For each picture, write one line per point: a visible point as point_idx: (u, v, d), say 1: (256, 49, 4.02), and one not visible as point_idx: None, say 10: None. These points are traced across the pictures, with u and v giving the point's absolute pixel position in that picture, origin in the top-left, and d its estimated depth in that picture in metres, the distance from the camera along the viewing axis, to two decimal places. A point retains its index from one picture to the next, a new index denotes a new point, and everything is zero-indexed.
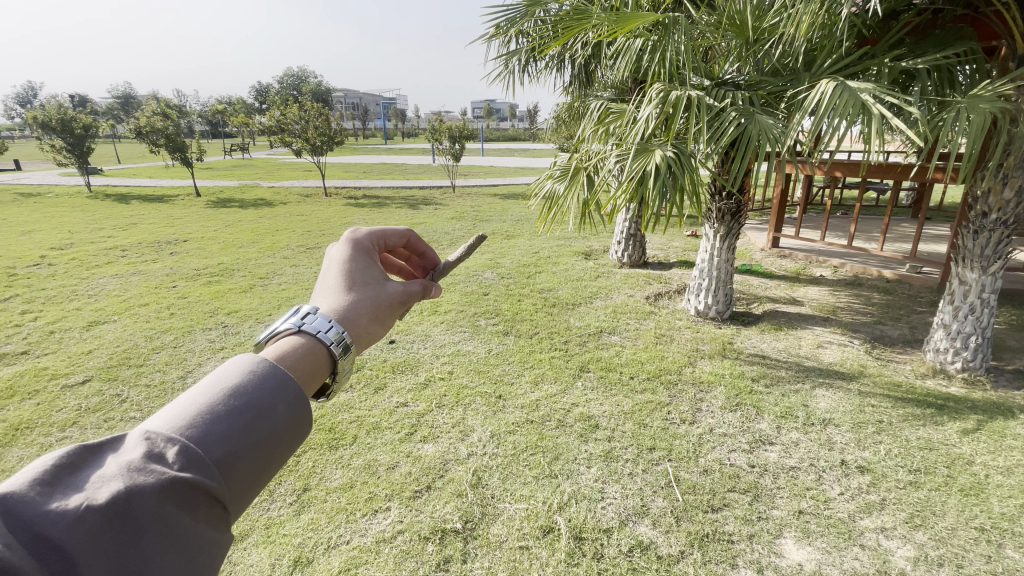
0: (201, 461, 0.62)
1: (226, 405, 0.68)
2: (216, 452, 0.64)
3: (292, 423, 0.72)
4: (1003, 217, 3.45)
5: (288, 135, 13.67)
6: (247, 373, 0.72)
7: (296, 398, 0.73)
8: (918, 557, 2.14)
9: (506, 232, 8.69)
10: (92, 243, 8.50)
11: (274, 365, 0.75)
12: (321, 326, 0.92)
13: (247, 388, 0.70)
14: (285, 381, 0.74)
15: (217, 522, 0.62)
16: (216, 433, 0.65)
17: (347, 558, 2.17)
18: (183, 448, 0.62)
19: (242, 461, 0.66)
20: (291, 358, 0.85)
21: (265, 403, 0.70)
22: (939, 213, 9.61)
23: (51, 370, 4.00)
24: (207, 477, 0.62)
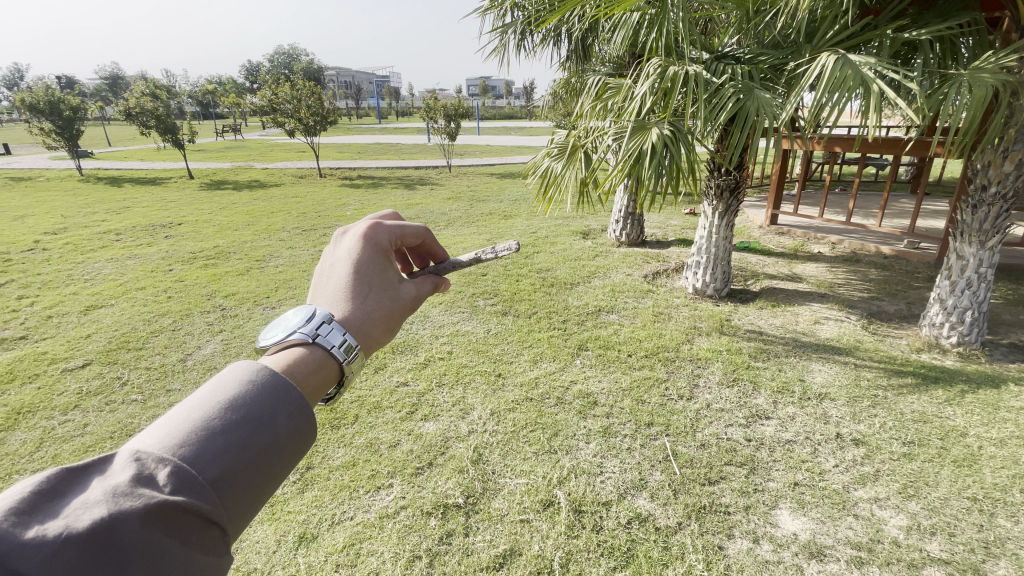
0: (195, 481, 0.60)
1: (220, 420, 0.66)
2: (210, 472, 0.61)
3: (292, 435, 0.71)
4: (1003, 191, 3.44)
5: (280, 115, 13.44)
6: (242, 386, 0.71)
7: (298, 407, 0.72)
8: (910, 527, 2.19)
9: (503, 212, 8.63)
10: (86, 227, 8.42)
11: (275, 375, 0.74)
12: (333, 341, 0.89)
13: (244, 401, 0.69)
14: (284, 391, 0.73)
15: (212, 548, 0.60)
16: (209, 451, 0.63)
17: (351, 533, 2.21)
18: (174, 469, 0.59)
19: (238, 479, 0.64)
20: (300, 374, 0.83)
21: (263, 415, 0.69)
22: (938, 187, 9.57)
23: (51, 354, 4.01)
24: (202, 500, 0.59)
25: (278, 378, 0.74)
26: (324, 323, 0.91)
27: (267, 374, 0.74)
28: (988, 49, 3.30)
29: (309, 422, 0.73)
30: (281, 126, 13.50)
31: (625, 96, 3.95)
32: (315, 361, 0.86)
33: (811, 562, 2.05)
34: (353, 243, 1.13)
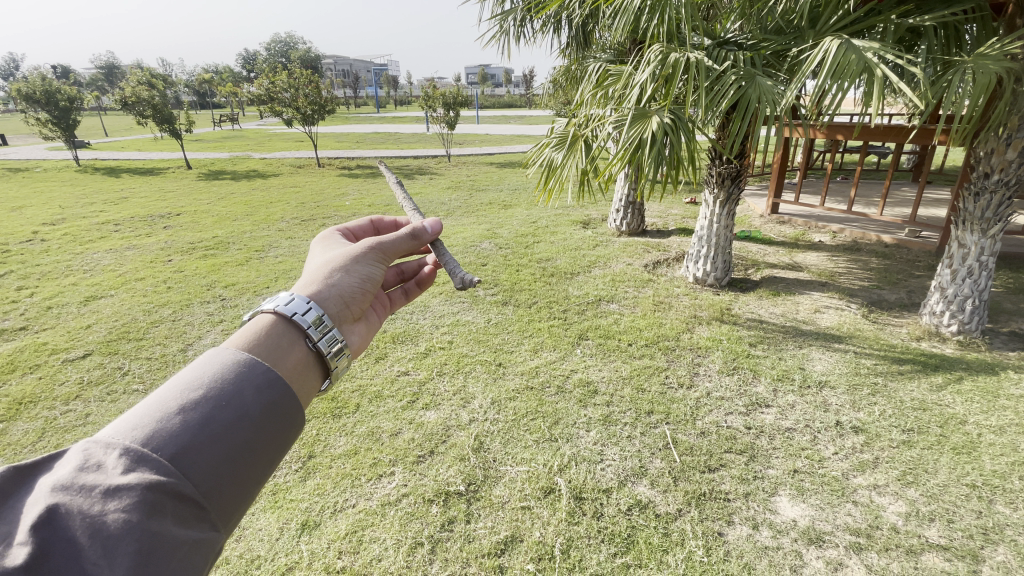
0: (154, 460, 0.66)
1: (179, 404, 0.73)
2: (169, 450, 0.68)
3: (254, 411, 0.77)
4: (1005, 178, 3.41)
5: (278, 104, 13.32)
6: (202, 373, 0.79)
7: (262, 385, 0.80)
8: (909, 513, 2.20)
9: (503, 202, 8.59)
10: (84, 218, 8.37)
11: (235, 357, 0.83)
12: (296, 308, 1.05)
13: (201, 386, 0.76)
14: (244, 372, 0.80)
15: (182, 520, 0.66)
16: (168, 433, 0.69)
17: (353, 521, 2.23)
18: (133, 451, 0.66)
19: (200, 455, 0.70)
20: (268, 340, 0.97)
21: (222, 396, 0.75)
22: (940, 176, 9.52)
23: (51, 345, 4.01)
24: (165, 475, 0.66)
25: (238, 361, 0.82)
26: (286, 295, 1.06)
27: (226, 359, 0.82)
28: (993, 34, 3.26)
29: (272, 395, 0.80)
30: (279, 115, 13.38)
31: (626, 84, 3.91)
32: (280, 327, 1.00)
33: (811, 548, 2.07)
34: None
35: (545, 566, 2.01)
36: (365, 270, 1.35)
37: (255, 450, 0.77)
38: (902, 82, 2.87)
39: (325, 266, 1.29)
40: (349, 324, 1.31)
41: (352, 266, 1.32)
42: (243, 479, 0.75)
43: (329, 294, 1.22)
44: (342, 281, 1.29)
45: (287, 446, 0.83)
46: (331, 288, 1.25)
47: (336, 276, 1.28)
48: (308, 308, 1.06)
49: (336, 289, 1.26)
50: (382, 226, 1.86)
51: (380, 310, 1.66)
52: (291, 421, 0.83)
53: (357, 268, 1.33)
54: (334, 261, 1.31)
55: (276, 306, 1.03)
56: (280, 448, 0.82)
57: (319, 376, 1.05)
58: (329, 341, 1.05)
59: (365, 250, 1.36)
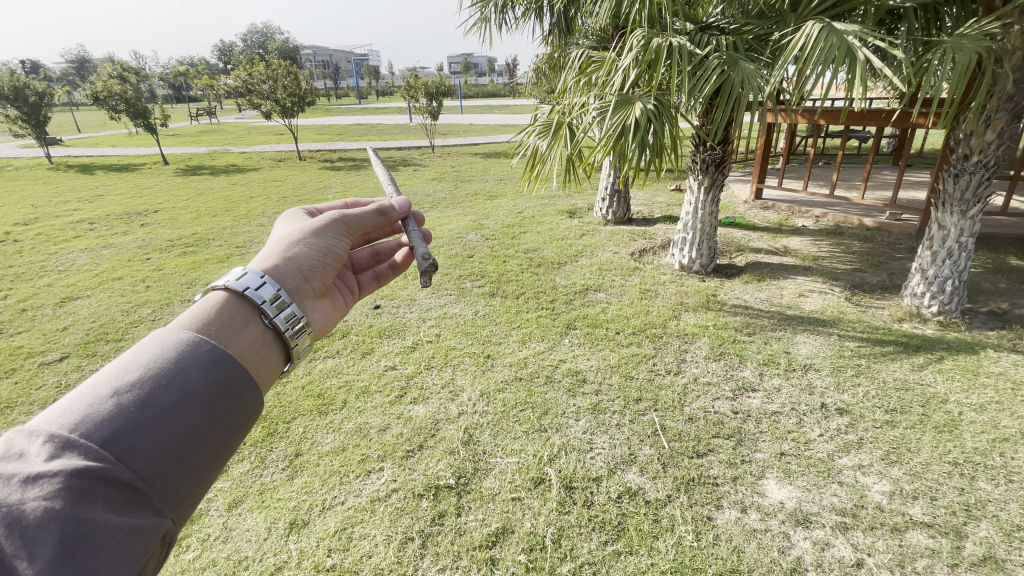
0: (82, 445, 0.63)
1: (114, 388, 0.70)
2: (103, 434, 0.64)
3: (200, 391, 0.74)
4: (983, 160, 3.46)
5: (256, 96, 13.00)
6: (142, 354, 0.76)
7: (209, 363, 0.77)
8: (894, 492, 2.24)
9: (488, 193, 8.51)
10: (57, 217, 8.12)
11: (177, 336, 0.79)
12: (250, 283, 1.03)
13: (139, 367, 0.73)
14: (188, 351, 0.77)
15: (114, 506, 0.62)
16: (102, 416, 0.66)
17: (342, 518, 2.20)
18: (59, 438, 0.62)
19: (137, 438, 0.66)
20: (216, 317, 0.94)
21: (163, 376, 0.72)
22: (919, 159, 9.68)
23: (27, 348, 3.89)
24: (97, 460, 0.62)
25: (183, 340, 0.79)
26: (240, 273, 1.04)
27: (170, 337, 0.79)
28: (971, 16, 3.28)
29: (220, 374, 0.77)
30: (257, 108, 13.07)
31: (609, 69, 3.86)
32: (236, 305, 0.98)
33: (798, 529, 2.09)
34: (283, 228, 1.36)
35: (538, 557, 2.01)
36: (326, 244, 1.35)
37: (205, 431, 0.73)
38: (884, 64, 2.86)
39: (284, 241, 1.29)
40: (313, 302, 1.30)
41: (313, 241, 1.33)
42: (190, 463, 0.71)
43: (285, 267, 1.22)
44: (303, 255, 1.28)
45: (242, 427, 0.81)
46: (289, 261, 1.24)
47: (296, 249, 1.28)
48: (262, 284, 1.05)
49: (295, 262, 1.25)
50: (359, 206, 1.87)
51: (348, 295, 1.61)
52: (246, 399, 0.80)
53: (318, 243, 1.33)
54: (292, 236, 1.31)
55: (228, 282, 1.00)
56: (235, 428, 0.79)
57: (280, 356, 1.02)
58: (291, 323, 1.04)
59: (327, 225, 1.39)
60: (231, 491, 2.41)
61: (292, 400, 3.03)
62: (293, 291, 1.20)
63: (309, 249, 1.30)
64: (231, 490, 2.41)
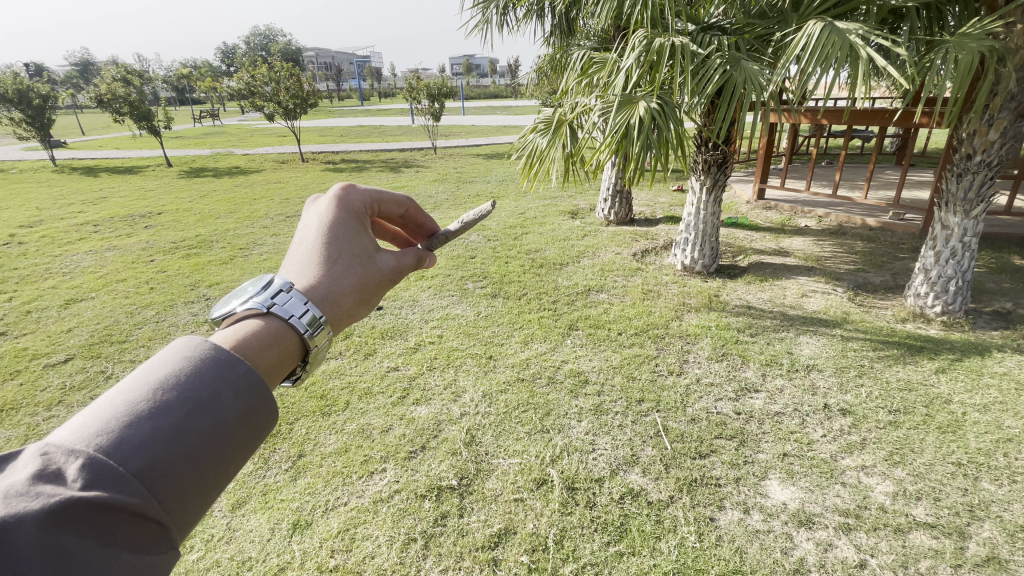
0: (113, 474, 0.55)
1: (149, 403, 0.62)
2: (137, 464, 0.57)
3: (236, 415, 0.67)
4: (987, 159, 3.45)
5: (259, 98, 13.06)
6: (180, 362, 0.67)
7: (247, 386, 0.68)
8: (897, 492, 2.23)
9: (490, 194, 8.53)
10: (62, 220, 8.18)
11: (216, 350, 0.70)
12: (293, 310, 0.86)
13: (175, 379, 0.65)
14: (232, 365, 0.69)
15: (136, 545, 0.55)
16: (136, 438, 0.58)
17: (345, 519, 2.20)
18: (88, 462, 0.54)
19: (170, 470, 0.59)
20: (253, 345, 0.79)
21: (200, 395, 0.64)
22: (922, 158, 9.66)
23: (32, 350, 3.92)
24: (125, 493, 0.55)
25: (221, 352, 0.70)
26: (281, 291, 0.87)
27: (211, 348, 0.70)
28: (975, 15, 3.26)
29: (257, 400, 0.69)
30: (260, 110, 13.14)
31: (611, 71, 3.89)
32: (273, 330, 0.83)
33: (801, 530, 2.09)
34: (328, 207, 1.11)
35: (540, 558, 2.01)
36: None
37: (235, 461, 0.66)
38: (888, 63, 2.85)
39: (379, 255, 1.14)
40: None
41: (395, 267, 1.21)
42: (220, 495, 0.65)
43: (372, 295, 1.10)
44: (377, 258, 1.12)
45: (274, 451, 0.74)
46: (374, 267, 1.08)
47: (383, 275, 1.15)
48: (305, 312, 0.87)
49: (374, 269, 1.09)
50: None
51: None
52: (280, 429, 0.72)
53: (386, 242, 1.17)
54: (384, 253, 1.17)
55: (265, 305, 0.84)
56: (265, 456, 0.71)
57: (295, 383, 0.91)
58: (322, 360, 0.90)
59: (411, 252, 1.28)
60: (235, 492, 2.42)
61: (295, 401, 3.04)
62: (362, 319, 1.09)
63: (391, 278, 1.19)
64: (235, 491, 2.42)
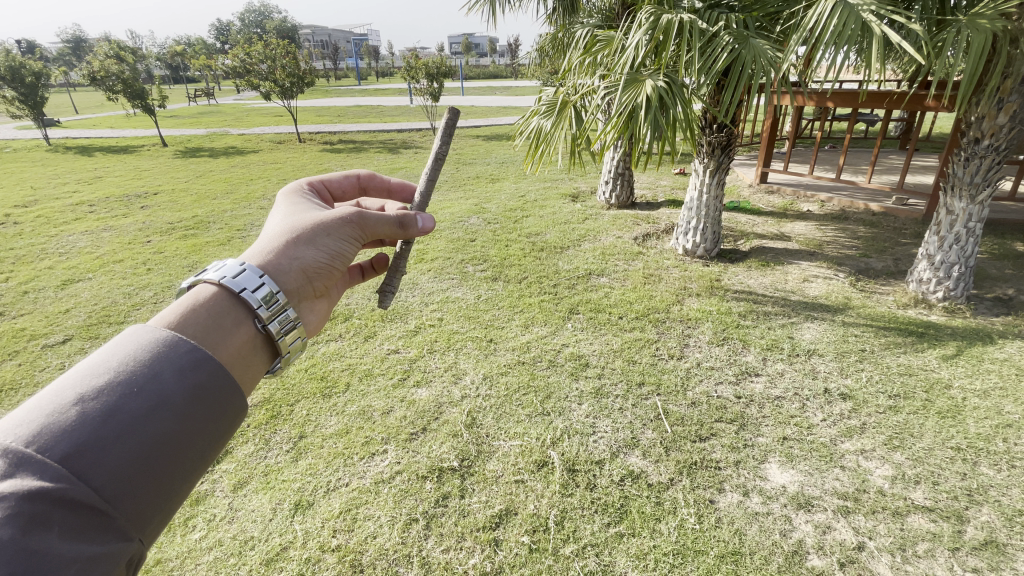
0: (39, 462, 0.61)
1: (80, 395, 0.69)
2: (62, 450, 0.63)
3: (176, 396, 0.74)
4: (995, 143, 3.40)
5: (255, 77, 12.80)
6: (112, 355, 0.74)
7: (187, 366, 0.76)
8: (895, 476, 2.25)
9: (490, 176, 8.42)
10: (57, 199, 8.07)
11: (153, 337, 0.78)
12: (246, 284, 1.02)
13: (109, 371, 0.72)
14: (164, 352, 0.76)
15: (69, 531, 0.60)
16: (65, 427, 0.65)
17: (347, 499, 2.21)
18: (14, 452, 0.61)
19: (101, 454, 0.65)
20: (201, 311, 0.97)
21: (136, 381, 0.72)
22: (927, 143, 9.57)
23: (30, 331, 3.89)
24: (53, 480, 0.61)
25: (160, 339, 0.78)
26: (237, 267, 1.04)
27: (145, 338, 0.77)
28: None
29: (197, 379, 0.76)
30: (256, 88, 12.89)
31: (617, 49, 3.81)
32: (224, 305, 1.00)
33: (800, 513, 2.10)
34: (276, 227, 1.31)
35: (541, 538, 2.03)
36: (336, 245, 1.34)
37: (175, 442, 0.73)
38: (903, 40, 2.76)
39: (291, 235, 1.28)
40: (309, 302, 1.34)
41: (319, 239, 1.30)
42: (159, 476, 0.71)
43: (290, 267, 1.21)
44: (306, 254, 1.27)
45: (222, 431, 0.81)
46: (294, 261, 1.24)
47: (300, 248, 1.27)
48: (259, 285, 1.04)
49: (299, 262, 1.25)
50: (367, 184, 1.89)
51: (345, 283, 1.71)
52: (223, 407, 0.80)
53: (326, 243, 1.31)
54: (298, 233, 1.28)
55: (221, 277, 1.01)
56: (210, 438, 0.79)
57: (267, 357, 1.06)
58: (282, 323, 1.05)
59: (342, 223, 1.35)
60: (236, 473, 2.43)
61: (295, 382, 3.03)
62: (294, 293, 1.21)
63: (320, 251, 1.30)
64: (236, 471, 2.42)
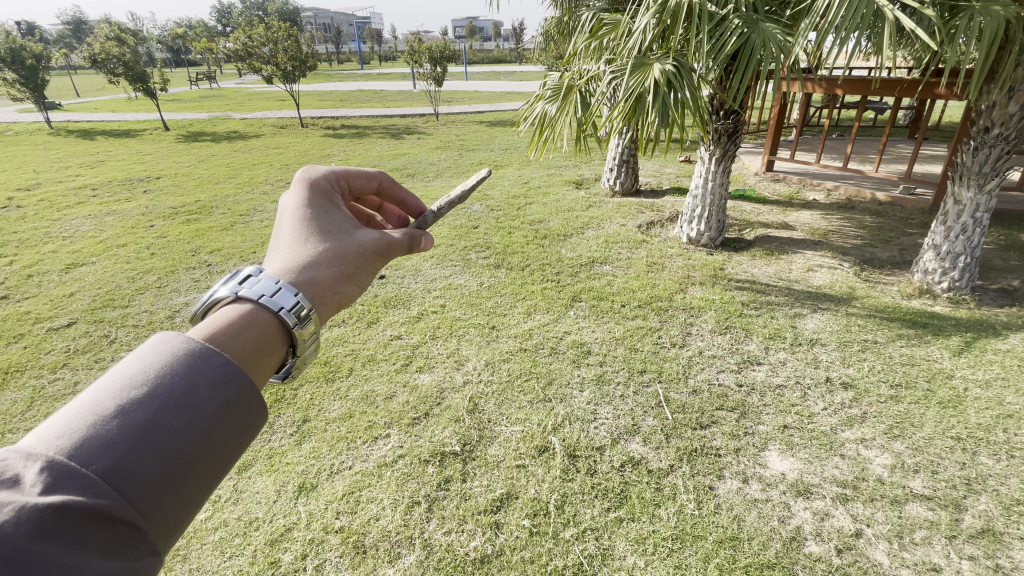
0: (75, 475, 0.55)
1: (118, 406, 0.63)
2: (100, 463, 0.57)
3: (211, 410, 0.68)
4: (1005, 133, 3.36)
5: (256, 60, 12.67)
6: (145, 364, 0.68)
7: (224, 378, 0.70)
8: (895, 465, 2.26)
9: (494, 162, 8.36)
10: (60, 183, 8.07)
11: (186, 346, 0.71)
12: (265, 290, 0.91)
13: (145, 380, 0.66)
14: (198, 362, 0.70)
15: (104, 548, 0.55)
16: (100, 440, 0.59)
17: (350, 482, 2.24)
18: (48, 466, 0.55)
19: (138, 466, 0.60)
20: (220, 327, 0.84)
21: (173, 393, 0.65)
22: (936, 133, 9.45)
23: (35, 314, 3.91)
24: (90, 496, 0.55)
25: (192, 347, 0.71)
26: (252, 277, 0.92)
27: (177, 346, 0.71)
28: None
29: (235, 391, 0.70)
30: (258, 73, 12.77)
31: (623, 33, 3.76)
32: (244, 317, 0.89)
33: (798, 500, 2.12)
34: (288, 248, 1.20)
35: (541, 522, 2.06)
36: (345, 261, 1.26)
37: (214, 457, 0.68)
38: (917, 25, 2.70)
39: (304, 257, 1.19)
40: None
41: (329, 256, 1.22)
42: (193, 489, 0.65)
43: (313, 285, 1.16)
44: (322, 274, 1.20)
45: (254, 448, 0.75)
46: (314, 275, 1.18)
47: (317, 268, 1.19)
48: (280, 293, 0.92)
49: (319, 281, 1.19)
50: None
51: None
52: (258, 419, 0.74)
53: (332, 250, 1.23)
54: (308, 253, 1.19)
55: (242, 291, 0.90)
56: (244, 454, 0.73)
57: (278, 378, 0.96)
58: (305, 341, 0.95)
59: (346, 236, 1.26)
60: None
61: None
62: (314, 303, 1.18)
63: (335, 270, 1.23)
64: None
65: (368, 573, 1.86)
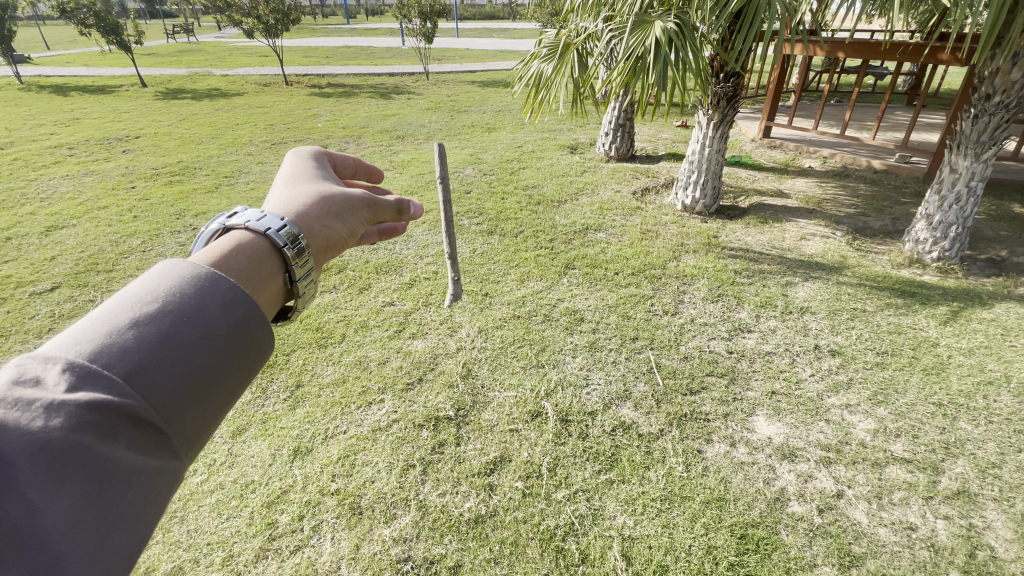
0: (101, 376, 0.52)
1: (131, 319, 0.58)
2: (122, 365, 0.53)
3: (223, 325, 0.62)
4: (1006, 100, 3.32)
5: (236, 12, 12.02)
6: (155, 285, 0.63)
7: (232, 300, 0.64)
8: (877, 429, 2.33)
9: (486, 125, 8.13)
10: (34, 142, 7.73)
11: (198, 270, 0.66)
12: (268, 223, 0.85)
13: (157, 299, 0.60)
14: (207, 284, 0.64)
15: (136, 445, 0.53)
16: (118, 347, 0.54)
17: (345, 446, 2.26)
18: (74, 366, 0.51)
19: (161, 370, 0.56)
20: (228, 257, 0.78)
21: (186, 308, 0.60)
22: (934, 101, 9.34)
23: (16, 278, 3.81)
24: (117, 395, 0.52)
25: (201, 272, 0.66)
26: (257, 213, 0.86)
27: (184, 270, 0.65)
28: None
29: (247, 311, 0.66)
30: (239, 26, 12.14)
31: None
32: (250, 248, 0.81)
33: (783, 462, 2.18)
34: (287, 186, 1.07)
35: (534, 484, 2.10)
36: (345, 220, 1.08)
37: (233, 374, 0.64)
38: None
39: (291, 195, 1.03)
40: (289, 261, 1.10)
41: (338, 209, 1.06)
42: (213, 403, 0.61)
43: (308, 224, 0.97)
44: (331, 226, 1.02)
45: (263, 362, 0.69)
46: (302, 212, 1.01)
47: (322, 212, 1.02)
48: (280, 225, 0.86)
49: (325, 232, 1.00)
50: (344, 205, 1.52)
51: None
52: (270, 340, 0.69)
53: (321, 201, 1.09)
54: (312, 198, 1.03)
55: (247, 221, 0.84)
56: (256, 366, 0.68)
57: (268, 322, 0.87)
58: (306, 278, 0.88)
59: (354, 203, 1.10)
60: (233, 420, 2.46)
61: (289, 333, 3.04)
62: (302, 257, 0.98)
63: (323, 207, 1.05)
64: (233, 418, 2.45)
65: (365, 533, 1.90)
